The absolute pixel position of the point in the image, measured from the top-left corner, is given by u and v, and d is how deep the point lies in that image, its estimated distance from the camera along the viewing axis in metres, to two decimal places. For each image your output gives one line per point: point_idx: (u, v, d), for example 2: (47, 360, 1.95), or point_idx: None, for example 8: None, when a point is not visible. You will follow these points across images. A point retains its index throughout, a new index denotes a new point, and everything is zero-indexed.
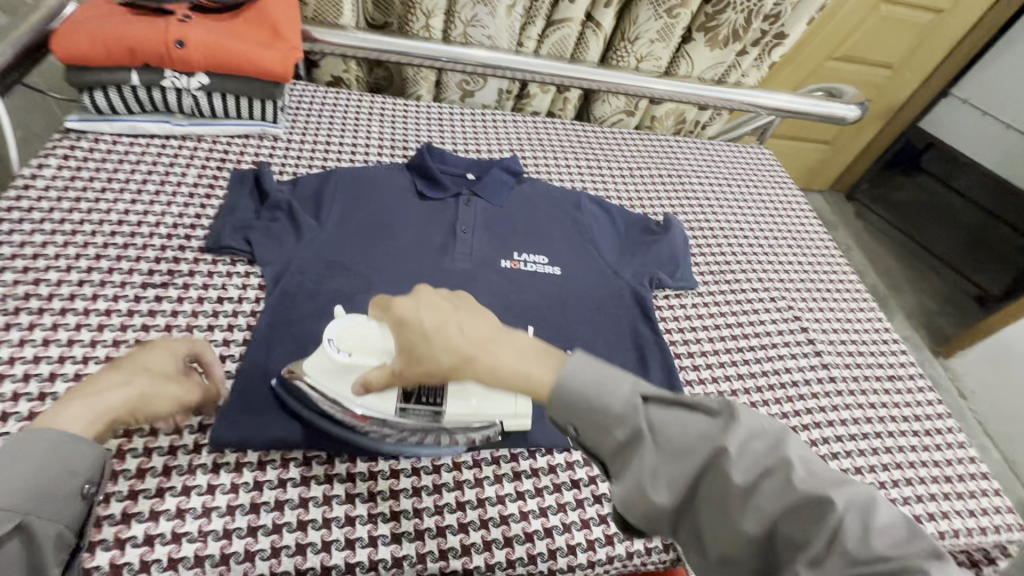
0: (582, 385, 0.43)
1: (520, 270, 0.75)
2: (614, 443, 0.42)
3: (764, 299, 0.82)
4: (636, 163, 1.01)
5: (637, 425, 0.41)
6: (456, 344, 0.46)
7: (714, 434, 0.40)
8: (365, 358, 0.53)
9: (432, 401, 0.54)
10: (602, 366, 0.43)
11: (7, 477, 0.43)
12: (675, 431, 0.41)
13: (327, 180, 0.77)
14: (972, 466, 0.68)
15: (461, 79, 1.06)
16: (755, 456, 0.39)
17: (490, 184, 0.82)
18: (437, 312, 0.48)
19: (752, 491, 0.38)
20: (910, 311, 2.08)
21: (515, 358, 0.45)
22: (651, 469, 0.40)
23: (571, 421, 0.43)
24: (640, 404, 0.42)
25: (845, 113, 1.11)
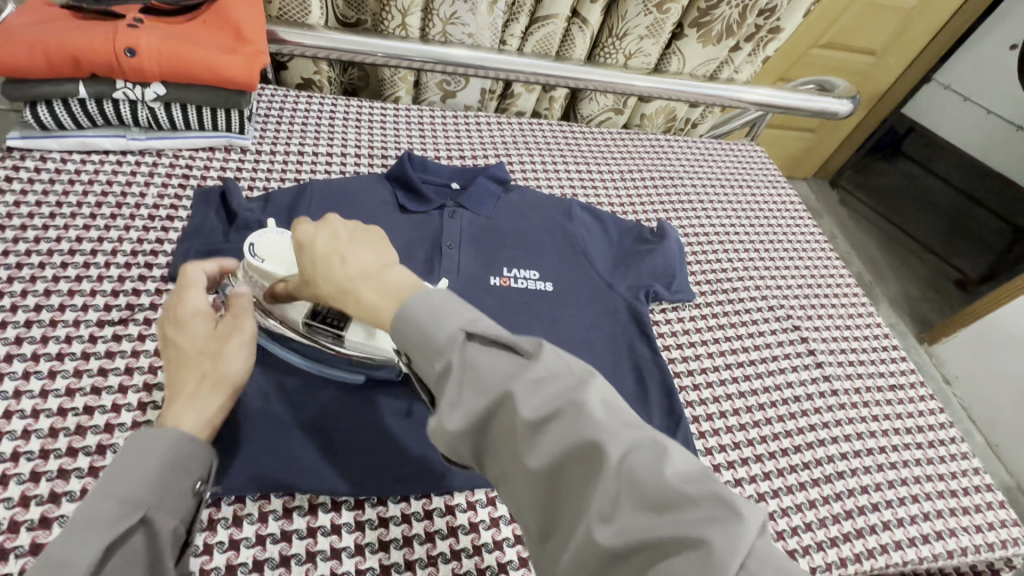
0: (421, 318, 0.39)
1: (510, 287, 0.71)
2: (435, 375, 0.37)
3: (761, 308, 0.79)
4: (626, 165, 0.97)
5: (450, 359, 0.37)
6: (334, 273, 0.45)
7: (544, 385, 0.35)
8: (274, 269, 0.55)
9: (336, 323, 0.55)
10: (441, 301, 0.40)
11: (131, 467, 0.41)
12: (484, 366, 0.36)
13: (301, 196, 0.72)
14: (976, 479, 0.67)
15: (441, 79, 1.01)
16: (558, 395, 0.34)
17: (477, 194, 0.78)
18: (331, 241, 0.47)
19: (540, 430, 0.33)
20: (895, 300, 2.10)
21: (378, 298, 0.43)
22: (455, 399, 0.35)
23: (405, 348, 0.40)
24: (460, 339, 0.37)
25: (837, 109, 1.09)
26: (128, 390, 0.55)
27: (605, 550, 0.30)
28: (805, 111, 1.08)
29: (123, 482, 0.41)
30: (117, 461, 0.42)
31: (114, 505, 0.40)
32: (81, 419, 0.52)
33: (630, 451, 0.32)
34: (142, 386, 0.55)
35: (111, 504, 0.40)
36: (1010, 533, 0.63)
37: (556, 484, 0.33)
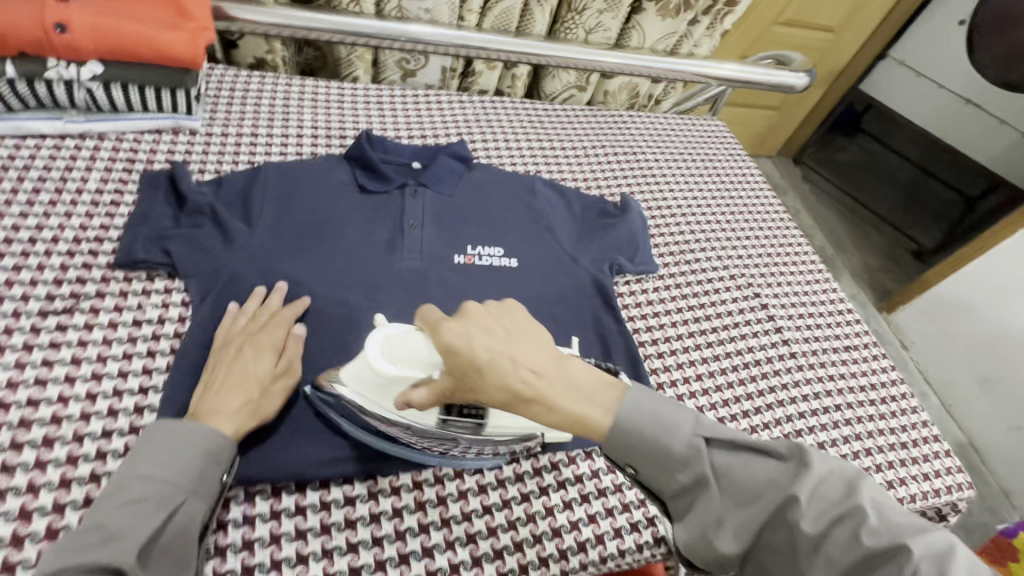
0: (641, 429, 0.45)
1: (474, 265, 0.71)
2: (676, 488, 0.44)
3: (723, 278, 0.81)
4: (590, 141, 0.98)
5: (700, 468, 0.43)
6: (509, 374, 0.43)
7: (756, 468, 0.43)
8: (408, 376, 0.48)
9: (472, 414, 0.54)
10: (655, 405, 0.45)
11: (173, 453, 0.46)
12: (742, 479, 0.43)
13: (255, 179, 0.70)
14: (924, 431, 0.71)
15: (400, 57, 0.98)
16: (831, 502, 0.40)
17: (438, 173, 0.77)
18: (488, 339, 0.44)
19: (827, 536, 0.39)
20: (855, 271, 2.18)
21: (580, 405, 0.45)
22: (714, 514, 0.43)
23: (630, 462, 0.45)
24: (700, 446, 0.44)
25: (794, 81, 1.11)
26: (76, 380, 0.53)
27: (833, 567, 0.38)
28: (763, 85, 1.09)
29: (154, 466, 0.46)
30: (157, 448, 0.46)
31: (149, 485, 0.44)
32: (24, 413, 0.50)
33: (925, 549, 0.36)
34: (90, 376, 0.54)
35: (148, 485, 0.44)
36: (955, 479, 0.67)
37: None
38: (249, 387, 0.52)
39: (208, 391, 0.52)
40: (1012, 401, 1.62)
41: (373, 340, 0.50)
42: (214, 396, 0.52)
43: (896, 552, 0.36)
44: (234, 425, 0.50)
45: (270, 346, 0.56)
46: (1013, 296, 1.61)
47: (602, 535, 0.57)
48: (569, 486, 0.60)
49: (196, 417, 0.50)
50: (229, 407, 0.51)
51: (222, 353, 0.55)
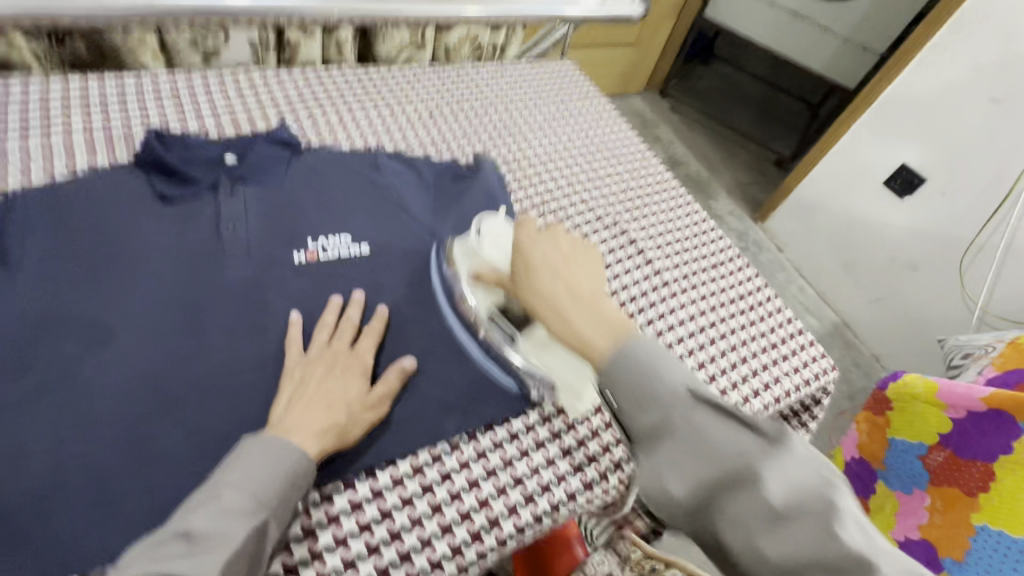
0: (637, 367, 0.46)
1: (320, 260, 0.63)
2: (649, 427, 0.44)
3: (590, 220, 0.80)
4: (435, 102, 0.91)
5: (672, 417, 0.44)
6: (549, 283, 0.55)
7: (793, 478, 0.40)
8: (493, 256, 0.62)
9: (517, 326, 0.61)
10: (657, 353, 0.47)
11: (273, 467, 0.47)
12: (715, 440, 0.42)
13: (9, 209, 0.56)
14: (790, 329, 0.75)
15: (192, 34, 0.83)
16: (807, 494, 0.40)
17: (257, 165, 0.67)
18: (549, 256, 0.57)
19: (791, 519, 0.39)
20: (728, 189, 2.33)
21: (587, 325, 0.51)
22: (671, 457, 0.43)
23: (617, 392, 0.47)
24: (684, 398, 0.44)
25: (632, 11, 1.08)
26: None
27: None
28: (603, 18, 1.06)
29: (247, 478, 0.46)
30: (257, 457, 0.47)
31: (237, 499, 0.44)
32: None
33: None
34: None
35: (239, 497, 0.45)
36: (818, 365, 0.72)
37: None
38: (337, 411, 0.53)
39: (295, 403, 0.52)
40: (869, 279, 1.84)
41: (485, 222, 0.64)
42: (298, 414, 0.51)
43: (829, 512, 0.38)
44: (318, 446, 0.50)
45: (359, 371, 0.56)
46: (855, 188, 1.80)
47: (496, 517, 0.55)
48: (456, 475, 0.56)
49: (282, 435, 0.49)
50: (304, 428, 0.50)
51: (310, 367, 0.55)
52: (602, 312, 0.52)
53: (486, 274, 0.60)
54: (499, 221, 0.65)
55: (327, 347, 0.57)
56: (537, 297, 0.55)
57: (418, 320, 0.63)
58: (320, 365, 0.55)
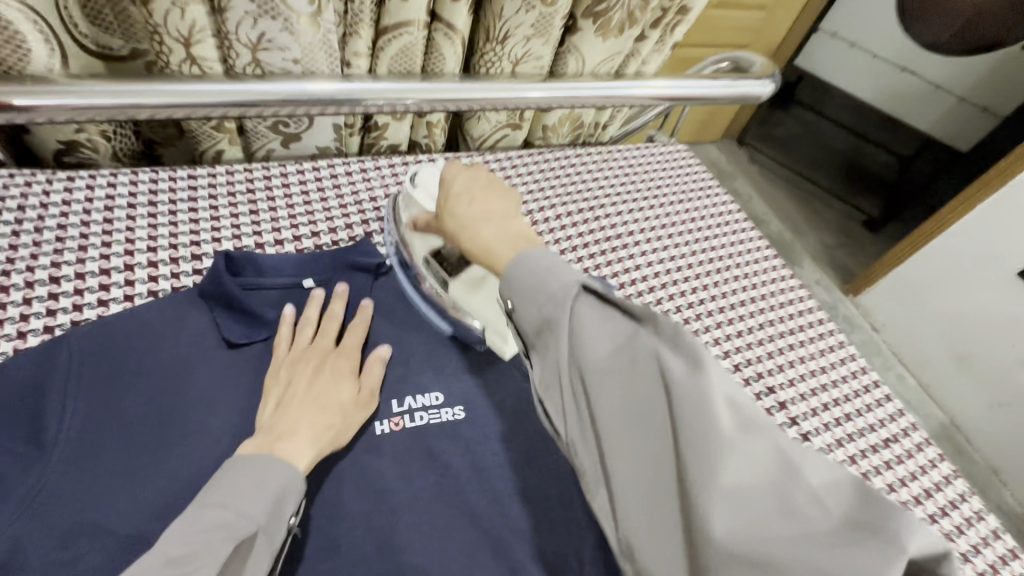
0: (529, 268, 0.42)
1: (404, 429, 0.52)
2: (536, 327, 0.40)
3: (726, 371, 0.71)
4: (541, 204, 0.81)
5: (560, 313, 0.39)
6: (460, 209, 0.51)
7: (606, 332, 0.37)
8: (424, 201, 0.62)
9: (449, 269, 0.59)
10: (553, 261, 0.42)
11: (255, 476, 0.41)
12: (594, 336, 0.37)
13: (54, 362, 0.47)
14: (958, 527, 0.65)
15: (274, 120, 0.74)
16: (614, 349, 0.36)
17: (326, 315, 0.56)
18: (470, 182, 0.54)
19: (661, 416, 0.33)
20: (815, 254, 2.09)
21: (496, 239, 0.47)
22: (560, 363, 0.38)
23: (511, 295, 0.42)
24: (571, 297, 0.39)
25: (757, 91, 0.94)
26: None
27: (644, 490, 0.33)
28: (725, 99, 0.93)
29: (233, 494, 0.40)
30: (236, 463, 0.42)
31: (221, 515, 0.38)
32: None
33: (677, 407, 0.32)
34: None
35: None
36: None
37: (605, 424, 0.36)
38: (331, 414, 0.48)
39: (281, 409, 0.48)
40: (993, 381, 1.59)
41: (422, 174, 0.65)
42: (289, 417, 0.47)
43: (687, 399, 0.32)
44: (309, 458, 0.45)
45: (348, 370, 0.53)
46: (980, 275, 1.56)
47: None
48: None
49: (267, 451, 0.43)
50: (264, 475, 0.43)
51: (294, 368, 0.51)
52: (510, 227, 0.48)
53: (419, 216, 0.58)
54: (434, 171, 0.66)
55: (310, 343, 0.54)
56: (452, 220, 0.51)
57: (512, 506, 0.49)
58: (307, 364, 0.52)
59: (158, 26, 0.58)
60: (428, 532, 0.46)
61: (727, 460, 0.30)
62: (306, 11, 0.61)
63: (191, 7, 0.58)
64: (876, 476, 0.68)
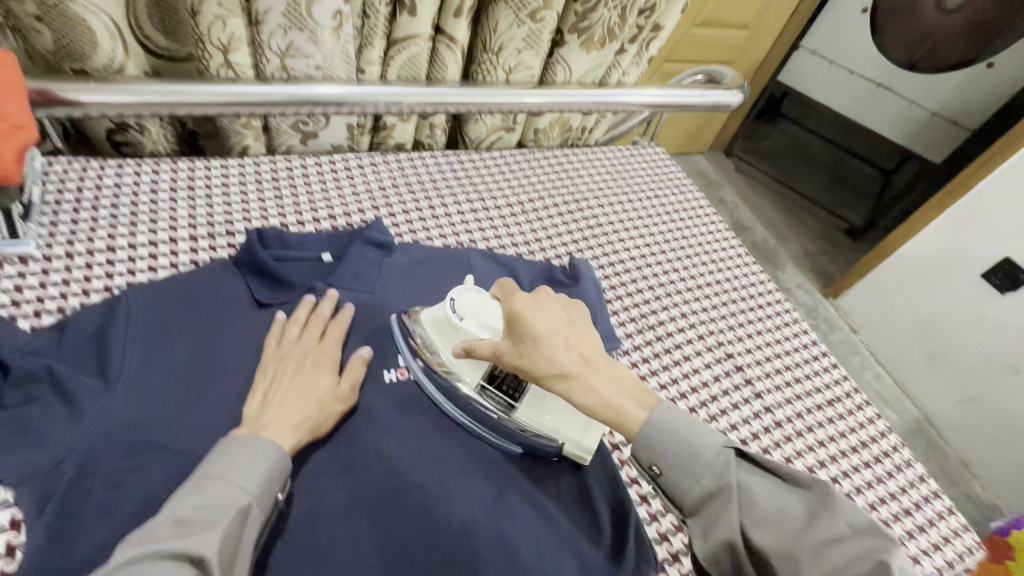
0: (669, 434, 0.49)
1: (410, 380, 0.61)
2: (699, 493, 0.47)
3: (694, 343, 0.80)
4: (531, 196, 0.90)
5: (726, 480, 0.47)
6: (558, 353, 0.52)
7: (753, 484, 0.46)
8: (476, 330, 0.58)
9: (510, 393, 0.59)
10: (687, 426, 0.50)
11: (245, 459, 0.46)
12: (749, 493, 0.46)
13: (116, 313, 0.55)
14: (900, 481, 0.73)
15: (295, 119, 0.83)
16: (756, 485, 0.46)
17: (315, 315, 0.60)
18: (551, 323, 0.54)
19: (809, 528, 0.44)
20: (797, 259, 2.19)
21: (615, 393, 0.52)
22: (732, 527, 0.45)
23: (657, 463, 0.49)
24: (730, 457, 0.48)
25: (728, 101, 1.05)
26: None
27: None
28: (699, 107, 1.03)
29: (228, 470, 0.45)
30: (227, 449, 0.47)
31: (219, 485, 0.44)
32: None
33: (819, 515, 0.44)
34: None
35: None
36: (939, 529, 0.69)
37: (763, 553, 0.44)
38: (310, 405, 0.53)
39: (267, 400, 0.53)
40: (962, 376, 1.67)
41: (458, 293, 0.60)
42: (273, 408, 0.52)
43: (868, 558, 0.41)
44: (293, 440, 0.50)
45: (329, 366, 0.57)
46: (947, 277, 1.66)
47: None
48: None
49: (253, 434, 0.49)
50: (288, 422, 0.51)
51: (281, 364, 0.56)
52: (618, 375, 0.53)
53: (477, 348, 0.56)
54: (467, 287, 0.61)
55: (295, 342, 0.58)
56: (552, 364, 0.52)
57: (500, 441, 0.58)
58: (293, 361, 0.56)
59: (202, 35, 0.68)
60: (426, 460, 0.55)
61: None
62: (327, 25, 0.71)
63: (231, 20, 0.68)
64: (826, 436, 0.75)
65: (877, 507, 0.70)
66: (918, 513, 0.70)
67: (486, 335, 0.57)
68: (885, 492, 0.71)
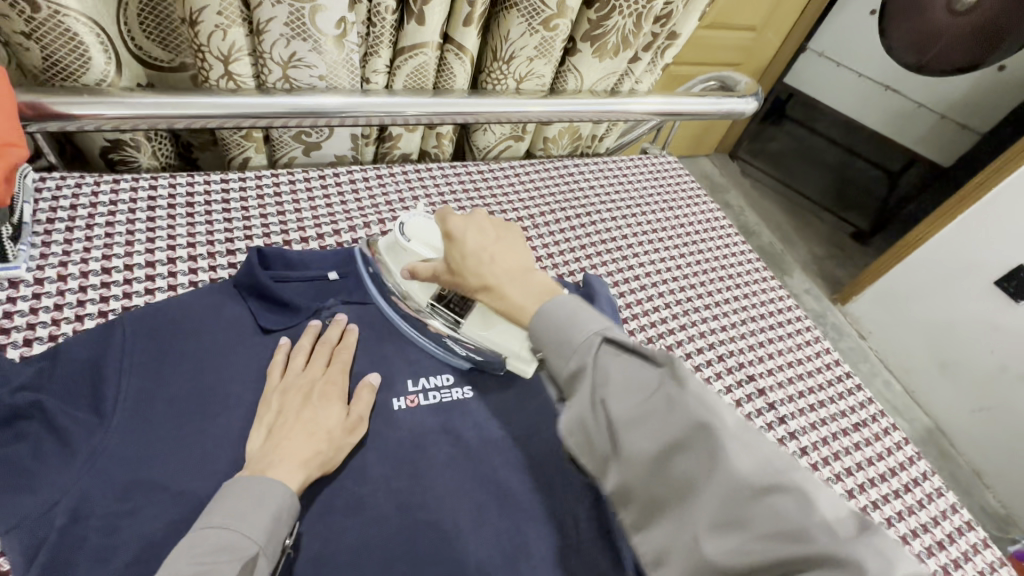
0: (553, 319, 0.46)
1: (419, 407, 0.57)
2: (566, 374, 0.43)
3: (712, 362, 0.77)
4: (541, 208, 0.87)
5: (585, 359, 0.43)
6: (483, 269, 0.52)
7: (638, 388, 0.41)
8: (420, 249, 0.61)
9: (457, 310, 0.60)
10: (572, 309, 0.46)
11: (251, 505, 0.44)
12: (624, 380, 0.41)
13: (110, 341, 0.53)
14: (928, 509, 0.70)
15: (298, 130, 0.80)
16: (646, 389, 0.41)
17: (321, 342, 0.58)
18: (481, 237, 0.55)
19: (704, 452, 0.37)
20: (805, 264, 2.16)
21: (524, 295, 0.49)
22: (587, 403, 0.41)
23: (540, 347, 0.46)
24: (597, 342, 0.43)
25: (742, 108, 1.01)
26: None
27: (710, 554, 0.35)
28: (713, 114, 1.00)
29: (233, 517, 0.43)
30: (232, 492, 0.45)
31: (223, 535, 0.42)
32: None
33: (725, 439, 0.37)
34: None
35: None
36: (969, 560, 0.66)
37: (658, 464, 0.39)
38: (319, 439, 0.50)
39: (273, 436, 0.50)
40: (974, 385, 1.64)
41: (406, 218, 0.63)
42: (279, 444, 0.49)
43: (708, 438, 0.37)
44: (301, 478, 0.48)
45: (337, 395, 0.55)
46: (959, 284, 1.63)
47: None
48: None
49: (260, 475, 0.46)
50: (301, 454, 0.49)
51: (286, 395, 0.53)
52: (534, 284, 0.51)
53: (416, 270, 0.59)
54: (416, 214, 0.64)
55: (300, 370, 0.56)
56: (475, 275, 0.52)
57: (515, 473, 0.55)
58: (298, 391, 0.54)
59: (202, 46, 0.65)
60: (438, 497, 0.52)
61: (735, 453, 0.37)
62: (332, 35, 0.68)
63: (232, 30, 0.65)
64: (850, 460, 0.73)
65: (907, 538, 0.67)
66: (950, 544, 0.67)
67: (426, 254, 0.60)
68: (915, 522, 0.68)
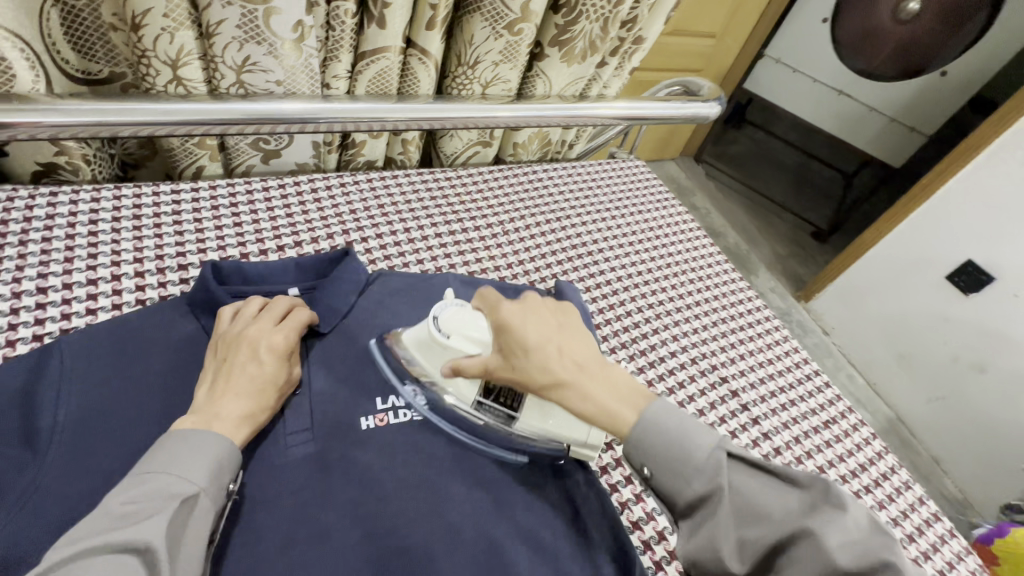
0: (662, 433, 0.45)
1: (390, 425, 0.55)
2: (690, 495, 0.43)
3: (686, 366, 0.77)
4: (511, 215, 0.86)
5: (714, 483, 0.42)
6: (553, 365, 0.49)
7: (760, 514, 0.41)
8: (465, 346, 0.54)
9: (509, 403, 0.55)
10: (682, 422, 0.45)
11: (191, 454, 0.44)
12: (757, 502, 0.41)
13: (45, 368, 0.48)
14: (899, 505, 0.71)
15: (255, 137, 0.77)
16: (783, 517, 0.40)
17: (271, 306, 0.56)
18: (542, 334, 0.51)
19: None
20: (769, 263, 2.21)
21: (609, 397, 0.48)
22: (726, 529, 0.42)
23: (647, 465, 0.45)
24: (720, 459, 0.43)
25: (707, 112, 1.03)
26: None
27: None
28: (678, 119, 1.01)
29: (171, 463, 0.42)
30: (174, 437, 0.44)
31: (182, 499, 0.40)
32: None
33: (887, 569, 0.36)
34: None
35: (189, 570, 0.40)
36: (939, 554, 0.68)
37: None
38: (267, 394, 0.51)
39: (217, 387, 0.49)
40: (931, 377, 1.70)
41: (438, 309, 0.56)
42: (225, 395, 0.49)
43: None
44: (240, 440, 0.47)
45: (284, 350, 0.54)
46: (913, 280, 1.70)
47: None
48: None
49: (205, 427, 0.46)
50: (257, 382, 0.51)
51: (233, 346, 0.52)
52: (617, 380, 0.49)
53: (465, 369, 0.53)
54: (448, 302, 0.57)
55: (247, 321, 0.54)
56: (545, 375, 0.49)
57: (490, 491, 0.53)
58: (244, 342, 0.52)
59: (146, 50, 0.61)
60: (410, 521, 0.49)
61: None
62: (289, 38, 0.65)
63: (180, 33, 0.61)
64: (822, 458, 0.73)
65: None
66: (921, 539, 0.68)
67: (472, 351, 0.53)
68: (886, 518, 0.69)
